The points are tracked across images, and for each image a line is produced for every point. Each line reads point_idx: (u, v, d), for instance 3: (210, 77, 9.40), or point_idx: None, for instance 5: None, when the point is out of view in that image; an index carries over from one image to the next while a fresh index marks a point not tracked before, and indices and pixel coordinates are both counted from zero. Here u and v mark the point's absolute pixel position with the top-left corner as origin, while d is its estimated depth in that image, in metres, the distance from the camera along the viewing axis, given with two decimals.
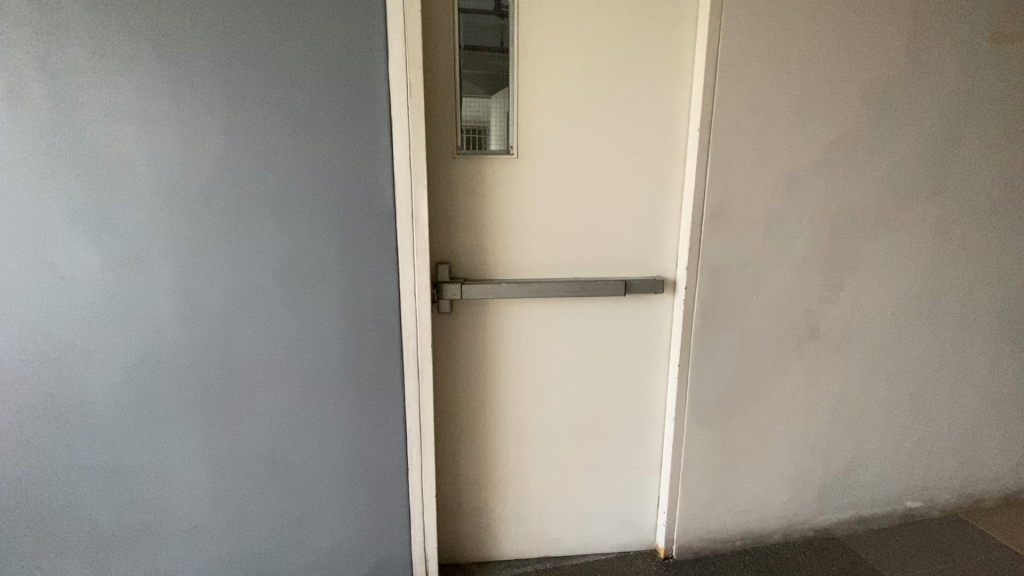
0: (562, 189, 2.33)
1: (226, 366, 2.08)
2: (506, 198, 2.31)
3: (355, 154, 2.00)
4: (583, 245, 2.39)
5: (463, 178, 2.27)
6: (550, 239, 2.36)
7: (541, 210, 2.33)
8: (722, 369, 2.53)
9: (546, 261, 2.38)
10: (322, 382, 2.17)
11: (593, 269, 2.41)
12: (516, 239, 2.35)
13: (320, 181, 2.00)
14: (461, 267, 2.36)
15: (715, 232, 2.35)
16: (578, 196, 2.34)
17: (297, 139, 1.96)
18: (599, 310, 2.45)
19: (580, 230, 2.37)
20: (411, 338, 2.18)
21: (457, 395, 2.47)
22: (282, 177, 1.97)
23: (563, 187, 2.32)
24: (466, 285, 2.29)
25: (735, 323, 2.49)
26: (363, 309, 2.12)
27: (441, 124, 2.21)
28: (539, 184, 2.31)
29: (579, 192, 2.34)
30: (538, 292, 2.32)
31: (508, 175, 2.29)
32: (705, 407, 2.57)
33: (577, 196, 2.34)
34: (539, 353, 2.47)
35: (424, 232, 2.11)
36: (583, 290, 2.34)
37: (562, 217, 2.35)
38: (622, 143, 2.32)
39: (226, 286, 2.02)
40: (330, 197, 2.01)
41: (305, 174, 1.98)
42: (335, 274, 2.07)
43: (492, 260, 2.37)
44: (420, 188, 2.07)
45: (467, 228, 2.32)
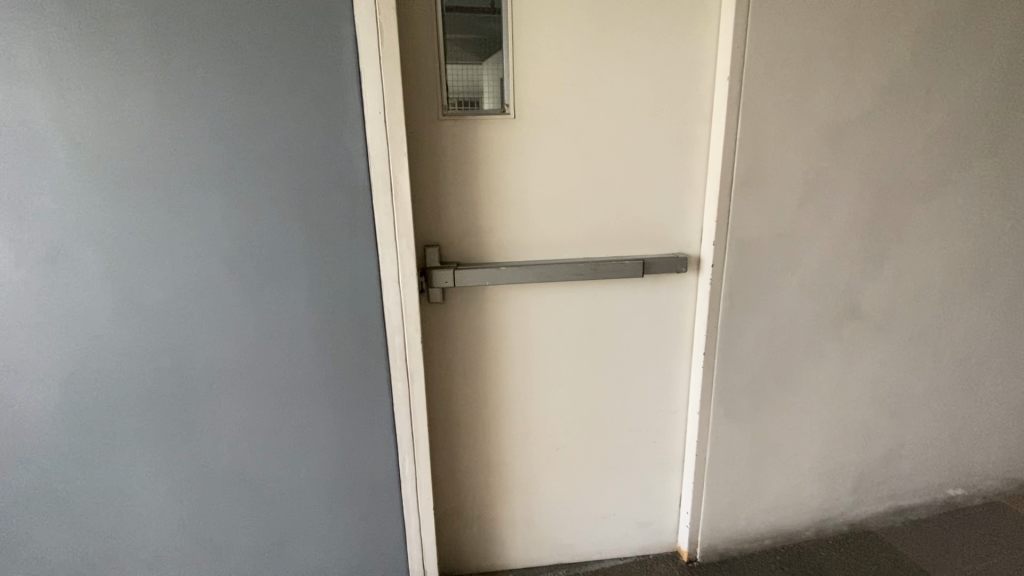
0: (569, 154, 1.99)
1: (185, 376, 1.80)
2: (503, 168, 1.98)
3: (318, 120, 1.66)
4: (596, 220, 2.07)
5: (451, 146, 1.94)
6: (555, 215, 2.04)
7: (545, 181, 2.01)
8: (752, 355, 2.24)
9: (551, 240, 2.07)
10: (297, 388, 1.88)
11: (607, 248, 2.10)
12: (518, 216, 2.03)
13: (279, 154, 1.67)
14: (452, 249, 2.04)
15: (746, 200, 2.02)
16: (588, 162, 2.01)
17: (247, 102, 1.62)
18: (613, 295, 2.14)
19: (591, 203, 2.05)
20: (397, 334, 1.88)
21: (453, 394, 2.19)
22: (234, 151, 1.64)
23: (570, 152, 1.99)
24: (459, 270, 1.97)
25: (768, 304, 2.18)
26: (339, 303, 1.82)
27: (422, 80, 1.87)
28: (542, 149, 1.98)
29: (590, 159, 2.01)
30: (544, 277, 2.01)
31: (505, 139, 1.96)
32: (733, 398, 2.29)
33: (587, 163, 2.01)
34: (545, 344, 2.18)
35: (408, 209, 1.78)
36: (596, 272, 2.02)
37: (571, 189, 2.03)
38: (638, 100, 1.97)
39: (177, 284, 1.71)
40: (291, 173, 1.68)
41: (261, 147, 1.65)
42: (303, 264, 1.76)
43: (489, 241, 2.05)
44: (400, 157, 1.74)
45: (458, 204, 2.00)
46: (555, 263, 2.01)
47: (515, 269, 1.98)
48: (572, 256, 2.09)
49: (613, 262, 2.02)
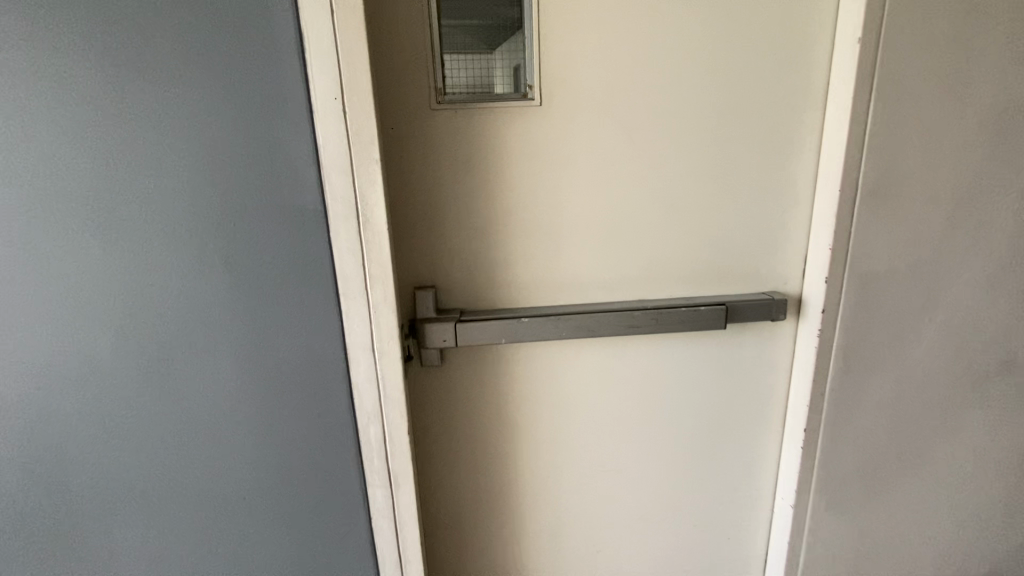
0: (620, 158, 1.39)
1: (70, 490, 1.24)
2: (524, 178, 1.39)
3: (241, 115, 1.07)
4: (656, 249, 1.47)
5: (449, 149, 1.35)
6: (599, 241, 1.45)
7: (584, 197, 1.41)
8: (869, 429, 1.62)
9: (593, 276, 1.47)
10: (235, 500, 1.31)
11: (671, 288, 1.50)
12: (545, 245, 1.44)
13: (185, 169, 1.08)
14: (454, 293, 1.46)
15: (874, 217, 1.41)
16: (646, 168, 1.41)
17: (127, 91, 1.03)
18: (679, 351, 1.54)
19: (651, 225, 1.45)
20: (374, 423, 1.30)
21: (459, 486, 1.60)
22: (118, 163, 1.06)
23: (621, 156, 1.39)
24: (461, 325, 1.39)
25: (893, 360, 1.57)
26: (288, 384, 1.24)
27: (406, 54, 1.28)
28: (581, 152, 1.38)
29: (649, 164, 1.40)
30: (585, 332, 1.41)
31: (526, 138, 1.36)
32: (841, 486, 1.67)
33: (644, 170, 1.41)
34: (584, 417, 1.58)
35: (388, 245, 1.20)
36: (658, 323, 1.42)
37: (621, 206, 1.43)
38: (718, 77, 1.36)
39: (48, 363, 1.15)
40: (210, 195, 1.11)
41: (158, 158, 1.07)
42: (232, 329, 1.18)
43: (504, 280, 1.46)
44: (372, 168, 1.14)
45: (461, 230, 1.41)
46: (599, 312, 1.41)
47: (542, 323, 1.39)
48: (620, 299, 1.49)
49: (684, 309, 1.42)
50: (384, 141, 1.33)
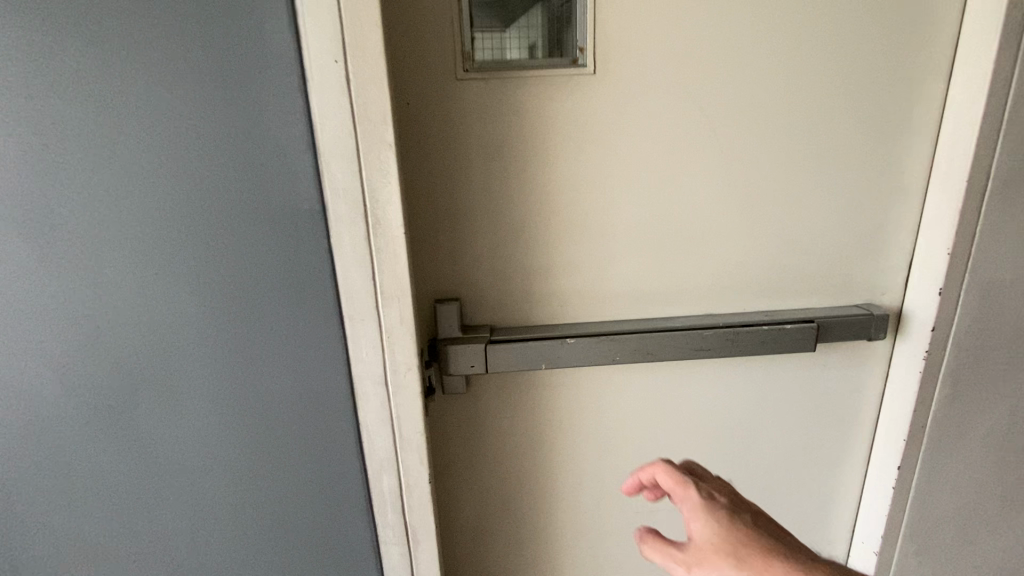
0: (689, 143, 1.12)
1: (18, 552, 1.01)
2: (570, 168, 1.12)
3: (216, 89, 0.82)
4: (728, 255, 1.20)
5: (478, 132, 1.09)
6: (661, 245, 1.18)
7: (643, 190, 1.15)
8: (974, 468, 1.36)
9: (652, 288, 1.21)
10: (221, 561, 1.08)
11: (745, 300, 1.24)
12: (594, 250, 1.18)
13: (146, 158, 0.84)
14: (483, 307, 1.21)
15: (1006, 217, 1.13)
16: (721, 155, 1.13)
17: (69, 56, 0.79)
18: (751, 376, 1.28)
19: (724, 225, 1.18)
20: (388, 472, 1.06)
21: (486, 530, 1.37)
22: (57, 151, 0.82)
23: (690, 140, 1.12)
24: (492, 347, 1.14)
25: (1011, 389, 1.30)
26: (284, 424, 1.00)
27: (428, 11, 1.01)
28: (641, 135, 1.11)
29: (724, 150, 1.13)
30: (643, 356, 1.16)
31: (573, 117, 1.09)
32: (936, 533, 1.41)
33: (718, 157, 1.14)
34: (636, 453, 1.33)
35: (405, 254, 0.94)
36: (733, 345, 1.16)
37: (688, 201, 1.16)
38: (817, 39, 1.08)
39: None
40: (178, 192, 0.86)
41: (111, 143, 0.83)
42: (211, 360, 0.94)
43: (542, 292, 1.20)
44: (384, 156, 0.88)
45: (493, 232, 1.15)
46: (660, 332, 1.16)
47: (591, 345, 1.14)
48: (683, 314, 1.23)
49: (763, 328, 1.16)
50: (399, 123, 1.08)
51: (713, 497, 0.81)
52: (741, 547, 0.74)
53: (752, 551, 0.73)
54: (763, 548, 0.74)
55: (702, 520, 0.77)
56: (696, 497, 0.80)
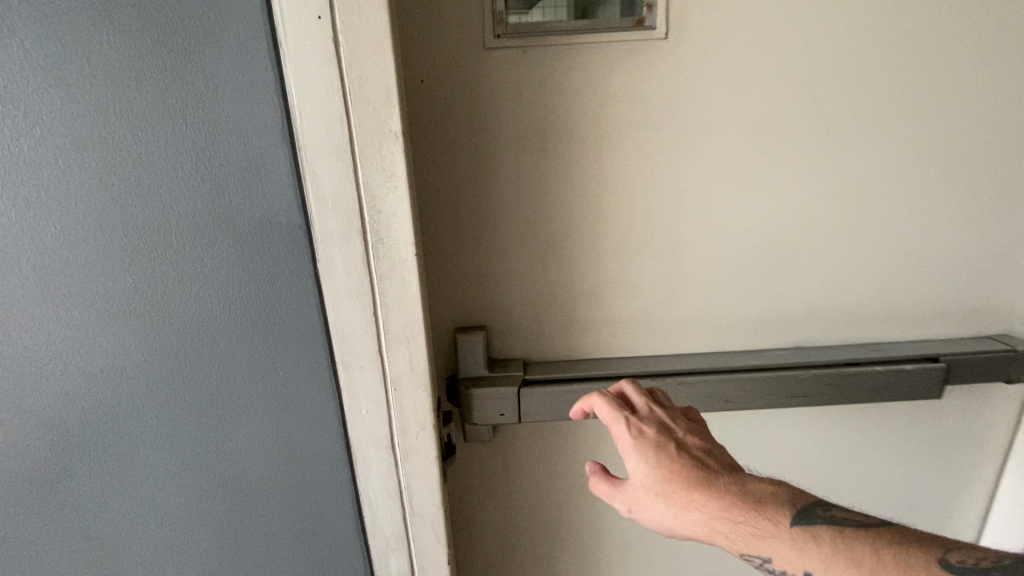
0: (784, 130, 0.86)
1: None
2: (628, 163, 0.87)
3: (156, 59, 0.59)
4: (828, 273, 0.94)
5: (510, 118, 0.85)
6: (744, 261, 0.93)
7: (721, 192, 0.89)
8: None
9: (728, 315, 0.96)
10: None
11: (845, 331, 0.98)
12: (655, 266, 0.93)
13: (64, 156, 0.61)
14: (517, 337, 0.98)
15: None
16: (825, 147, 0.87)
17: None
18: (847, 423, 1.03)
19: (823, 235, 0.92)
20: (397, 552, 0.83)
21: None
22: None
23: (786, 126, 0.86)
24: (528, 392, 0.91)
25: None
26: (263, 496, 0.78)
27: None
28: (723, 120, 0.85)
29: (830, 140, 0.87)
30: (718, 405, 0.92)
31: (634, 98, 0.84)
32: None
33: (822, 148, 0.87)
34: None
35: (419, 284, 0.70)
36: (833, 387, 0.92)
37: (779, 206, 0.90)
38: None
39: None
40: (108, 203, 0.63)
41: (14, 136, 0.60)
42: (166, 417, 0.72)
43: (589, 318, 0.96)
44: (388, 152, 0.64)
45: (530, 244, 0.92)
46: (739, 374, 0.91)
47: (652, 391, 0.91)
48: (766, 348, 0.98)
49: (873, 371, 0.91)
50: (409, 107, 0.84)
51: (644, 429, 0.68)
52: (679, 484, 0.63)
53: (693, 486, 0.62)
54: (699, 479, 0.63)
55: (635, 458, 0.66)
56: (626, 435, 0.67)
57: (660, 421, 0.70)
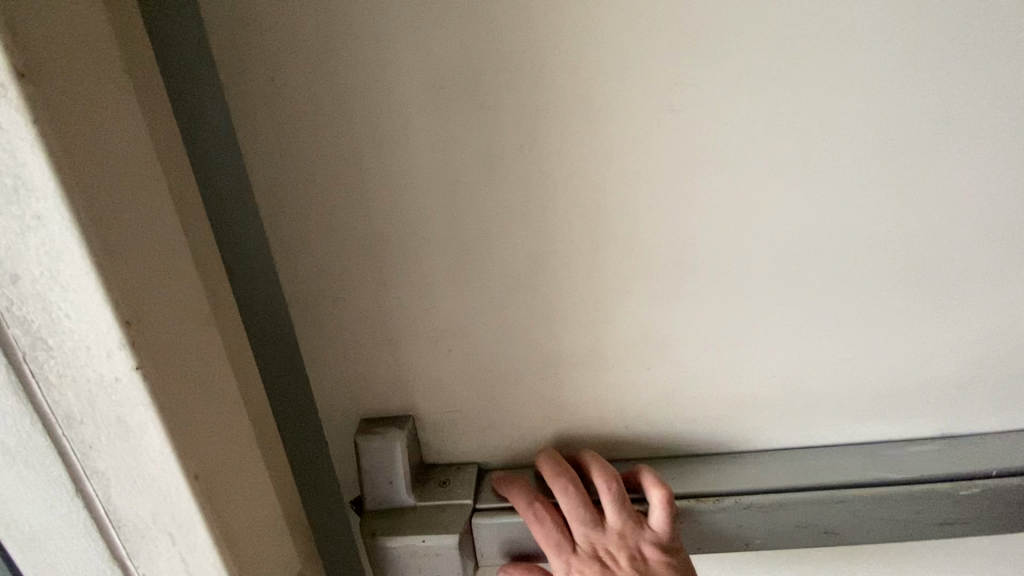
0: (934, 74, 0.47)
1: None
2: (641, 145, 0.48)
3: None
4: (992, 320, 0.55)
5: (411, 62, 0.45)
6: (847, 295, 0.54)
7: (810, 189, 0.50)
8: None
9: (817, 384, 0.57)
10: None
11: (1013, 411, 0.59)
12: (694, 317, 0.54)
13: None
14: (467, 433, 0.59)
15: None
16: (1006, 102, 0.48)
17: None
18: (1020, 559, 0.63)
19: (989, 256, 0.53)
20: None
21: None
22: None
23: (939, 66, 0.46)
24: (483, 522, 0.54)
25: None
26: None
27: None
28: (820, 58, 0.46)
29: (1018, 90, 0.47)
30: (814, 537, 0.55)
31: (650, 21, 0.44)
32: None
33: (998, 107, 0.48)
34: None
35: (177, 431, 0.32)
36: (1015, 514, 0.55)
37: (913, 210, 0.51)
38: None
39: None
40: None
41: None
42: None
43: (584, 404, 0.57)
44: (3, 141, 0.25)
45: (475, 281, 0.52)
46: (851, 491, 0.55)
47: (703, 521, 0.54)
48: (881, 442, 0.60)
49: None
50: (217, 47, 0.44)
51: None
52: None
53: None
54: None
55: None
56: None
57: (612, 559, 0.51)
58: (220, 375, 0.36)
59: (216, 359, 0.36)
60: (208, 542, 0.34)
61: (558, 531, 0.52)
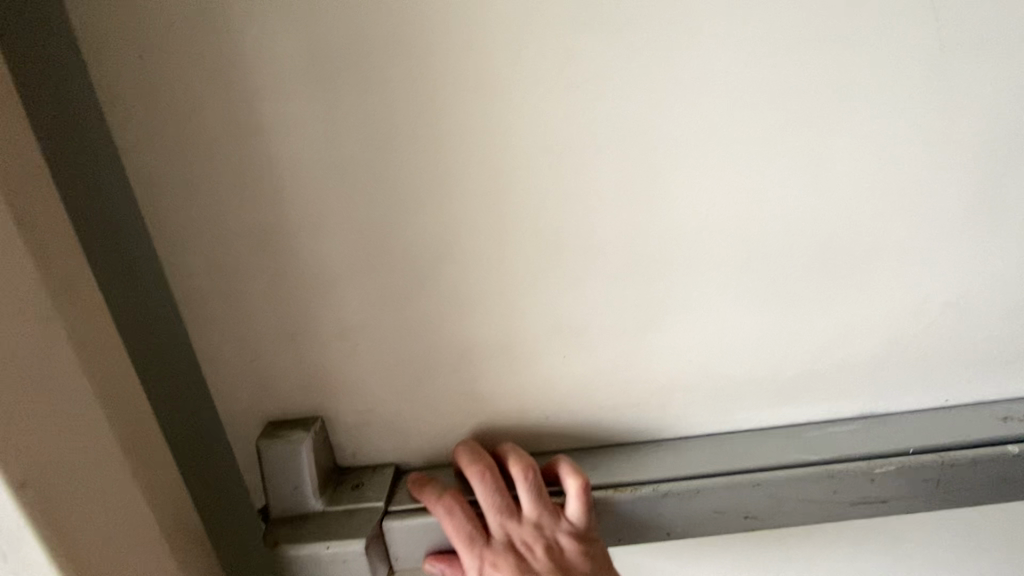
0: (823, 58, 0.47)
1: None
2: (540, 131, 0.47)
3: None
4: (899, 298, 0.56)
5: (291, 39, 0.43)
6: (759, 279, 0.54)
7: (714, 169, 0.50)
8: None
9: (735, 371, 0.57)
10: None
11: (926, 388, 0.60)
12: (608, 304, 0.53)
13: None
14: (381, 433, 0.56)
15: None
16: (896, 79, 0.48)
17: None
18: (942, 535, 0.63)
19: (892, 233, 0.54)
20: None
21: None
22: None
23: (827, 51, 0.47)
24: (395, 526, 0.51)
25: None
26: None
27: None
28: (711, 43, 0.46)
29: (908, 69, 0.48)
30: (735, 522, 0.54)
31: (539, 6, 0.43)
32: None
33: (889, 83, 0.48)
34: None
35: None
36: (929, 490, 0.55)
37: (817, 191, 0.51)
38: None
39: None
40: None
41: None
42: None
43: (501, 398, 0.56)
44: None
45: (379, 274, 0.50)
46: (769, 476, 0.54)
47: (623, 512, 0.53)
48: (801, 424, 0.60)
49: (991, 459, 0.55)
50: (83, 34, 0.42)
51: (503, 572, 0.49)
52: None
53: None
54: None
55: None
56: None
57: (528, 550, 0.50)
58: (49, 379, 0.34)
59: (43, 361, 0.34)
60: (44, 559, 0.32)
61: (471, 523, 0.50)
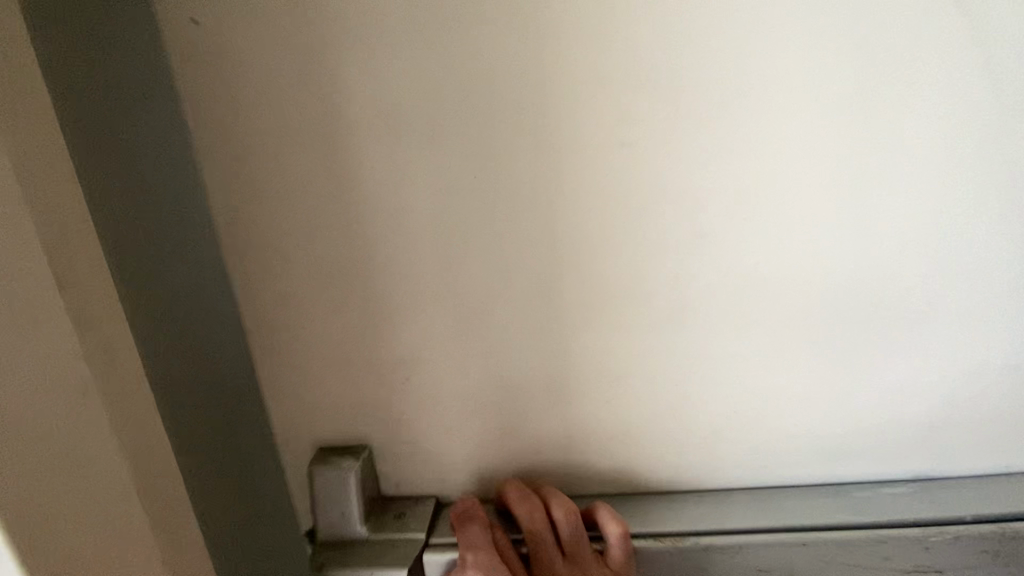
0: (885, 122, 0.46)
1: None
2: (593, 185, 0.48)
3: None
4: (960, 355, 0.54)
5: (364, 98, 0.46)
6: (810, 334, 0.53)
7: (771, 223, 0.49)
8: None
9: (782, 426, 0.56)
10: None
11: (988, 452, 0.57)
12: (653, 353, 0.54)
13: None
14: (424, 466, 0.58)
15: None
16: (965, 139, 0.47)
17: None
18: None
19: (955, 291, 0.52)
20: None
21: None
22: None
23: (890, 117, 0.46)
24: (433, 559, 0.52)
25: None
26: None
27: None
28: (768, 105, 0.46)
29: (975, 134, 0.47)
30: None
31: (597, 70, 0.45)
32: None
33: (956, 146, 0.47)
34: None
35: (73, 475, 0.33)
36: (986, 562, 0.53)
37: (876, 250, 0.50)
38: None
39: None
40: None
41: None
42: None
43: (541, 439, 0.57)
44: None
45: (431, 315, 0.52)
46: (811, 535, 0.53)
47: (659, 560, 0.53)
48: (848, 482, 0.58)
49: None
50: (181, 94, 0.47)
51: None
52: None
53: None
54: None
55: None
56: None
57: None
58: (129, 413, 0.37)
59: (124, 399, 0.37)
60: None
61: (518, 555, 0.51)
